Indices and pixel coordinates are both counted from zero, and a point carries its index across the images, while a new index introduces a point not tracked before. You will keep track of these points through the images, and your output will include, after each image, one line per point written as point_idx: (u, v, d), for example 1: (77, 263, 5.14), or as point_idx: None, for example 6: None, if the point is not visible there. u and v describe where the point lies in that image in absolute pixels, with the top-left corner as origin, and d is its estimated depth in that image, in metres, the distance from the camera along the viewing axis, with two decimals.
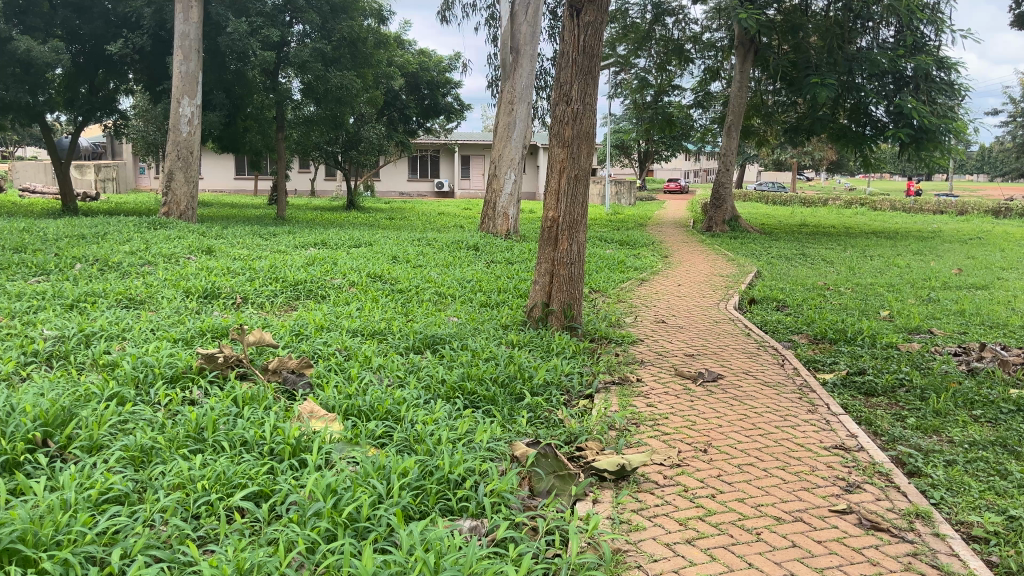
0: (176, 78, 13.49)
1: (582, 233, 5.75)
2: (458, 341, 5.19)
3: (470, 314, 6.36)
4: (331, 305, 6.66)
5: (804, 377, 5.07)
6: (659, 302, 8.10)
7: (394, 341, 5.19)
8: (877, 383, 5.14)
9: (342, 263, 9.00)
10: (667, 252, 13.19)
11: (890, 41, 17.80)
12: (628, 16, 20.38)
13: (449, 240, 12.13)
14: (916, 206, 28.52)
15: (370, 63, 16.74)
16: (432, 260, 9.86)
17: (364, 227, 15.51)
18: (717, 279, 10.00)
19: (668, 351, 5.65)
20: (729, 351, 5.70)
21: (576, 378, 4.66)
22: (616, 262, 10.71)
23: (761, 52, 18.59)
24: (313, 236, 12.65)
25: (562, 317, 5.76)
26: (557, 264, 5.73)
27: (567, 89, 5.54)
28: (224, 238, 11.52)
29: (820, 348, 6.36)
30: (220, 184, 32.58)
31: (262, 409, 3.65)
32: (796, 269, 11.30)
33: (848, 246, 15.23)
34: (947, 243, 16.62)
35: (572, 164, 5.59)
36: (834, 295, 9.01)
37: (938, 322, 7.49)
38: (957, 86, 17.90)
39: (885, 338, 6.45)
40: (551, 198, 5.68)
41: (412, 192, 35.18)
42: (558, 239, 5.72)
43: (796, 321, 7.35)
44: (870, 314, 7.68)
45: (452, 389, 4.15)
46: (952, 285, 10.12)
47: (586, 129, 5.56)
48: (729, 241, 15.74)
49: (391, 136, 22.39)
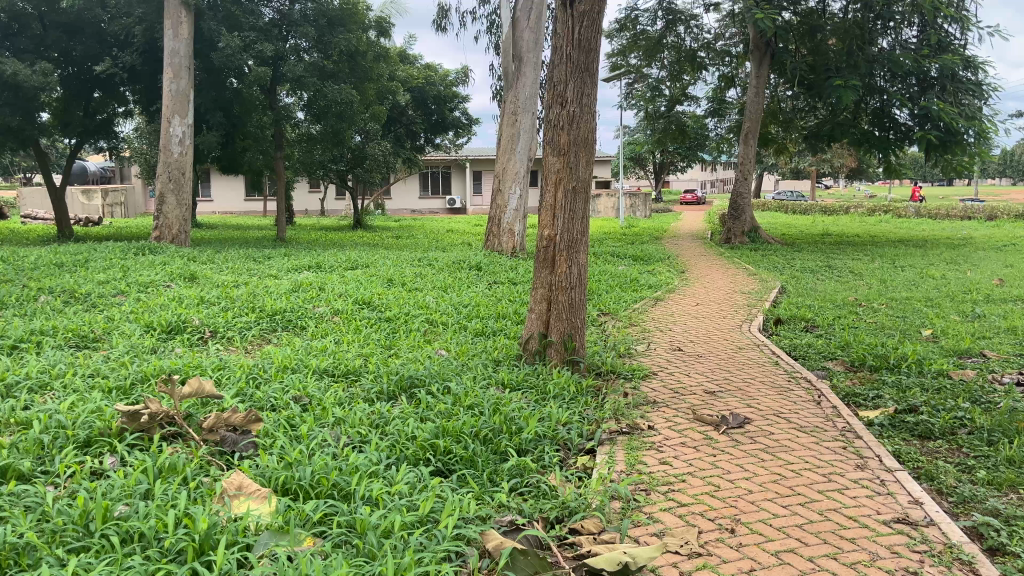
0: (166, 97, 12.98)
1: (583, 253, 5.01)
2: (439, 383, 4.46)
3: (460, 347, 5.65)
4: (307, 339, 5.97)
5: (846, 419, 4.29)
6: (675, 326, 7.34)
7: (366, 385, 4.48)
8: (933, 424, 4.35)
9: (330, 289, 8.33)
10: (683, 266, 12.43)
11: (913, 41, 16.97)
12: (638, 23, 19.61)
13: (452, 259, 11.46)
14: (943, 213, 27.53)
15: (370, 77, 16.17)
16: (430, 283, 9.17)
17: (366, 247, 14.90)
18: (738, 297, 9.25)
19: (686, 387, 4.90)
20: (756, 387, 4.93)
21: (576, 427, 3.93)
22: (628, 280, 9.97)
23: (778, 56, 17.83)
24: (309, 259, 12.04)
25: (563, 350, 5.02)
26: (555, 289, 5.00)
27: (562, 90, 4.84)
28: (215, 263, 10.94)
29: (860, 377, 5.58)
30: (229, 206, 32.23)
31: (179, 484, 2.95)
32: (823, 283, 10.51)
33: (876, 257, 14.42)
34: (980, 251, 15.76)
35: (569, 173, 4.88)
36: (868, 312, 8.23)
37: (990, 343, 6.69)
38: (985, 87, 17.04)
39: (934, 365, 5.65)
40: (546, 215, 4.96)
41: (423, 209, 34.66)
42: (555, 260, 4.99)
43: (829, 345, 6.56)
44: (912, 335, 6.88)
45: (422, 448, 3.43)
46: (995, 298, 9.28)
47: (586, 133, 4.86)
48: (749, 253, 14.97)
49: (398, 153, 21.84)
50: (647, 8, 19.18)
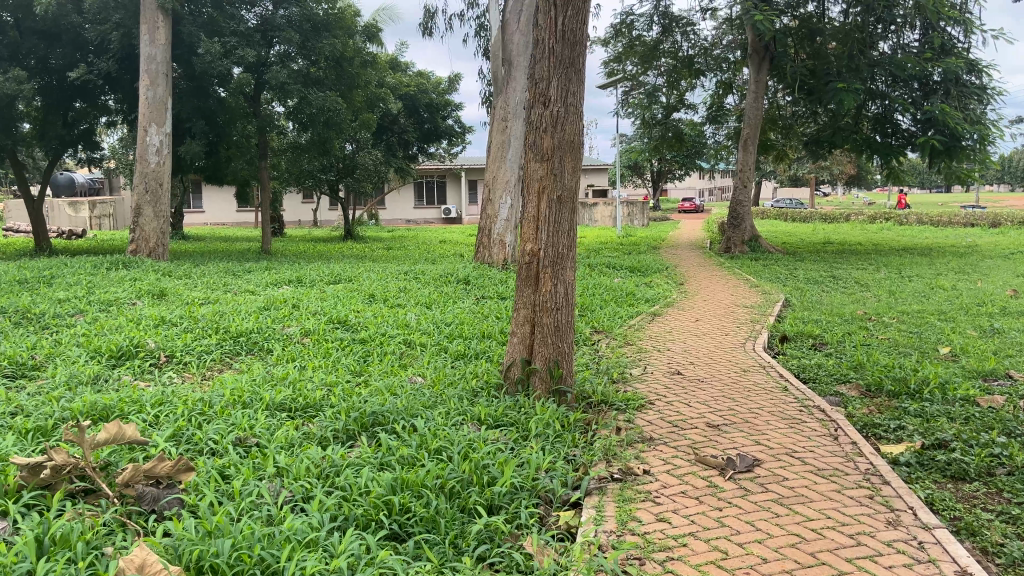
0: (142, 106, 12.49)
1: (570, 270, 4.49)
2: (406, 420, 3.94)
3: (437, 373, 5.12)
4: (268, 365, 5.45)
5: (869, 458, 3.77)
6: (674, 345, 6.82)
7: (323, 423, 3.95)
8: (968, 463, 3.82)
9: (305, 307, 7.80)
10: (682, 278, 11.93)
11: (915, 45, 16.53)
12: (634, 29, 19.13)
13: (440, 272, 10.95)
14: (945, 220, 27.09)
15: (357, 84, 15.73)
16: (413, 299, 8.64)
17: (353, 259, 14.39)
18: (741, 311, 8.74)
19: (687, 420, 4.37)
20: (765, 418, 4.42)
21: (559, 473, 3.40)
22: (624, 293, 9.45)
23: (777, 60, 17.30)
24: (291, 272, 11.54)
25: (548, 378, 4.48)
26: (540, 310, 4.46)
27: (545, 88, 4.33)
28: (190, 279, 10.42)
29: (878, 406, 5.04)
30: (221, 217, 31.74)
31: (69, 563, 2.42)
32: (829, 295, 10.01)
33: (881, 266, 13.94)
34: (988, 259, 15.25)
35: (554, 179, 4.36)
36: (878, 327, 7.73)
37: (1013, 362, 6.18)
38: (990, 91, 16.57)
39: (959, 391, 5.11)
40: (529, 227, 4.44)
41: (418, 219, 34.15)
42: (539, 278, 4.46)
43: (840, 366, 6.02)
44: (929, 354, 6.37)
45: (375, 507, 2.91)
46: (1011, 310, 8.76)
47: (571, 135, 4.36)
48: (750, 263, 14.49)
49: (389, 162, 21.38)
50: (644, 13, 18.71)
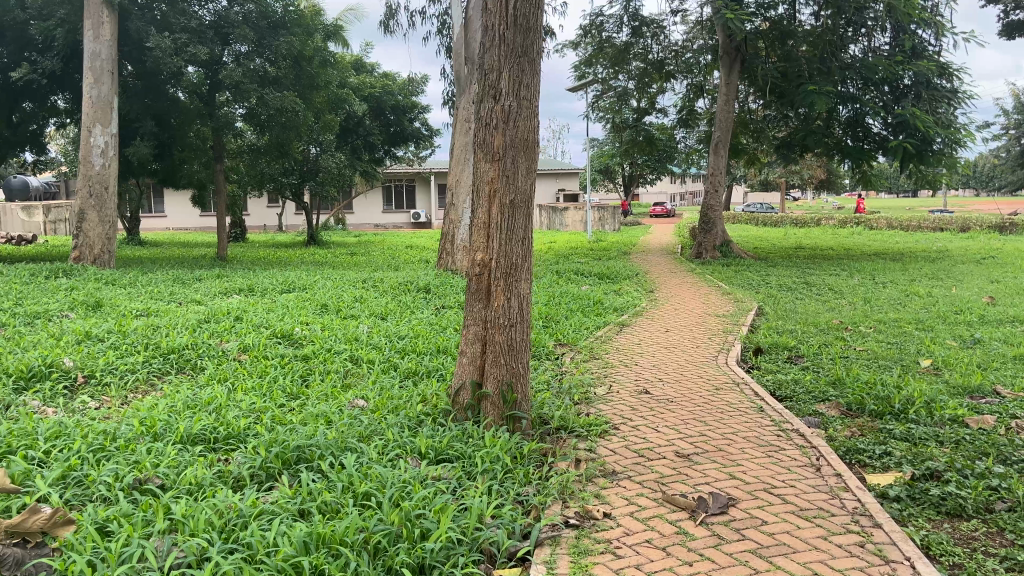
0: (86, 105, 11.87)
1: (524, 282, 4.04)
2: (335, 455, 3.46)
3: (381, 396, 4.65)
4: (195, 387, 4.94)
5: (856, 494, 3.36)
6: (642, 358, 6.41)
7: (241, 459, 3.46)
8: (965, 498, 3.42)
9: (249, 319, 7.28)
10: (652, 285, 11.54)
11: (885, 48, 16.37)
12: (604, 30, 18.74)
13: (399, 280, 10.46)
14: (914, 224, 27.10)
15: (317, 84, 15.20)
16: (368, 310, 8.14)
17: (312, 266, 13.85)
18: (712, 320, 8.36)
19: (656, 449, 3.94)
20: (739, 446, 4.00)
21: (507, 520, 2.94)
22: (590, 302, 9.03)
23: (749, 62, 17.04)
24: (244, 280, 10.99)
25: (501, 402, 4.01)
26: (491, 327, 3.99)
27: (495, 79, 3.88)
28: (132, 288, 9.81)
29: (861, 428, 4.66)
30: (184, 222, 30.91)
31: None
32: (803, 303, 9.68)
33: (853, 271, 13.71)
34: (959, 264, 15.11)
35: (506, 179, 3.91)
36: (856, 338, 7.39)
37: (998, 376, 5.85)
38: (960, 95, 16.46)
39: (947, 410, 4.74)
40: (479, 235, 3.97)
41: (387, 224, 33.50)
42: (490, 292, 3.99)
43: (818, 383, 5.64)
44: (910, 367, 6.02)
45: (281, 572, 2.43)
46: (989, 319, 8.48)
47: (525, 133, 3.91)
48: (721, 269, 14.16)
49: (353, 165, 20.82)
50: (613, 14, 18.37)
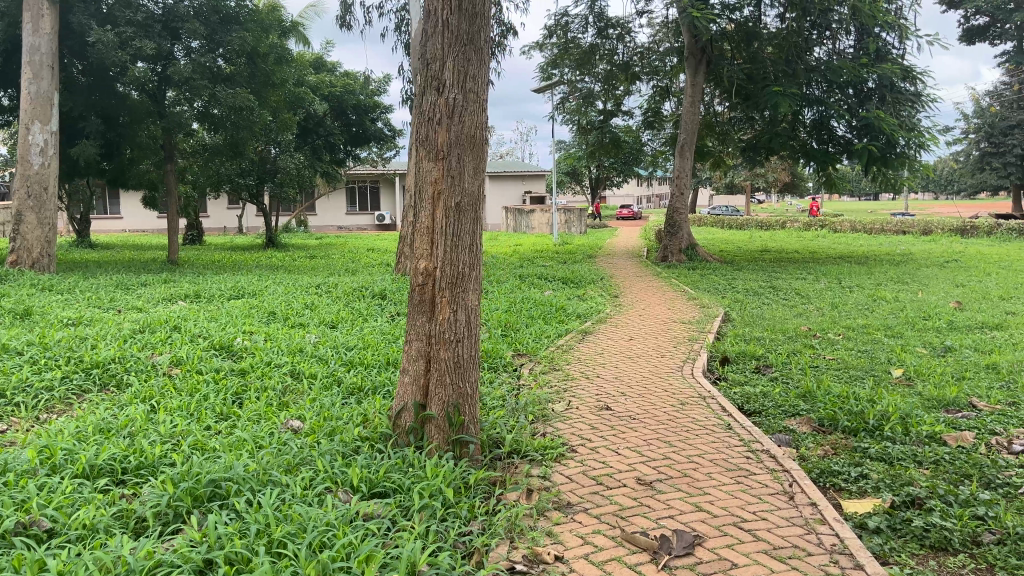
0: (24, 101, 11.26)
1: (472, 292, 3.67)
2: (256, 491, 3.05)
3: (320, 418, 4.27)
4: (114, 407, 4.50)
5: (833, 528, 3.06)
6: (605, 369, 6.09)
7: (145, 495, 3.05)
8: (950, 530, 3.14)
9: (187, 329, 6.81)
10: (617, 290, 11.25)
11: (849, 51, 16.31)
12: (569, 30, 18.49)
13: (354, 285, 10.03)
14: (877, 227, 27.25)
15: (272, 82, 14.70)
16: (318, 318, 7.70)
17: (267, 269, 13.36)
18: (678, 327, 8.09)
19: (616, 476, 3.60)
20: (706, 470, 3.68)
21: (444, 569, 2.57)
22: (553, 309, 8.69)
23: (714, 64, 16.96)
24: (192, 285, 10.48)
25: (447, 425, 3.64)
26: (435, 342, 3.62)
27: (437, 70, 3.51)
28: (70, 294, 9.26)
29: (834, 447, 4.38)
30: (140, 224, 30.03)
31: None
32: (770, 309, 9.45)
33: (819, 275, 13.58)
34: (923, 267, 15.08)
35: (451, 180, 3.54)
36: (825, 346, 7.15)
37: (972, 386, 5.63)
38: (924, 98, 16.47)
39: (923, 427, 4.48)
40: (422, 242, 3.60)
41: (350, 226, 32.84)
42: (435, 303, 3.62)
43: (787, 396, 5.35)
44: (883, 378, 5.78)
45: None
46: (957, 325, 8.32)
47: (471, 129, 3.56)
48: (687, 272, 13.93)
49: (313, 165, 20.28)
50: (578, 14, 18.06)
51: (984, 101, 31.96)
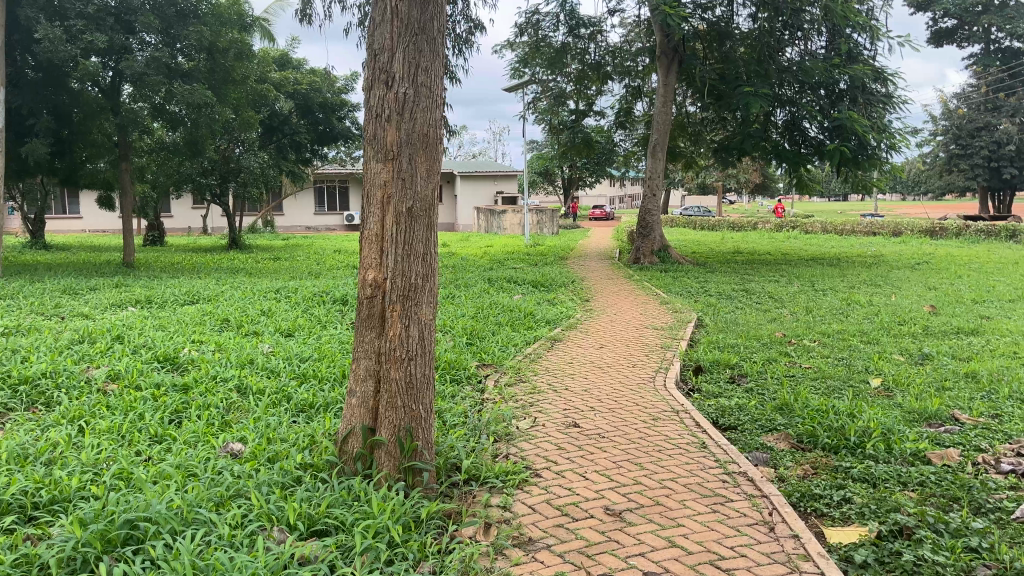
0: None
1: (426, 304, 3.36)
2: (177, 534, 2.71)
3: (262, 442, 3.93)
4: (37, 429, 4.12)
5: (818, 565, 2.79)
6: (573, 381, 5.80)
7: (51, 539, 2.69)
8: (943, 565, 2.88)
9: (131, 339, 6.41)
10: (588, 293, 10.99)
11: (821, 52, 16.20)
12: (540, 29, 18.09)
13: (315, 290, 9.65)
14: (848, 228, 27.31)
15: (232, 79, 14.24)
16: (273, 326, 7.34)
17: (228, 273, 12.94)
18: (650, 334, 7.84)
19: (582, 505, 3.31)
20: (680, 498, 3.40)
21: None
22: (521, 314, 8.39)
23: (686, 63, 16.69)
24: (145, 289, 10.04)
25: (398, 451, 3.32)
26: (385, 360, 3.30)
27: (386, 61, 3.19)
28: (13, 300, 8.79)
29: (814, 467, 4.12)
30: (102, 225, 29.30)
31: None
32: (743, 313, 9.23)
33: (792, 278, 13.43)
34: (895, 269, 15.02)
35: (402, 182, 3.22)
36: (801, 354, 6.92)
37: (955, 397, 5.41)
38: (895, 99, 16.43)
39: (906, 444, 4.25)
40: (370, 250, 3.28)
41: (319, 226, 32.33)
42: (384, 318, 3.29)
43: (764, 410, 5.10)
44: (862, 390, 5.54)
45: None
46: (933, 330, 8.14)
47: (424, 126, 3.24)
48: (659, 275, 13.72)
49: (278, 164, 19.79)
50: (549, 12, 17.72)
51: (952, 103, 32.23)
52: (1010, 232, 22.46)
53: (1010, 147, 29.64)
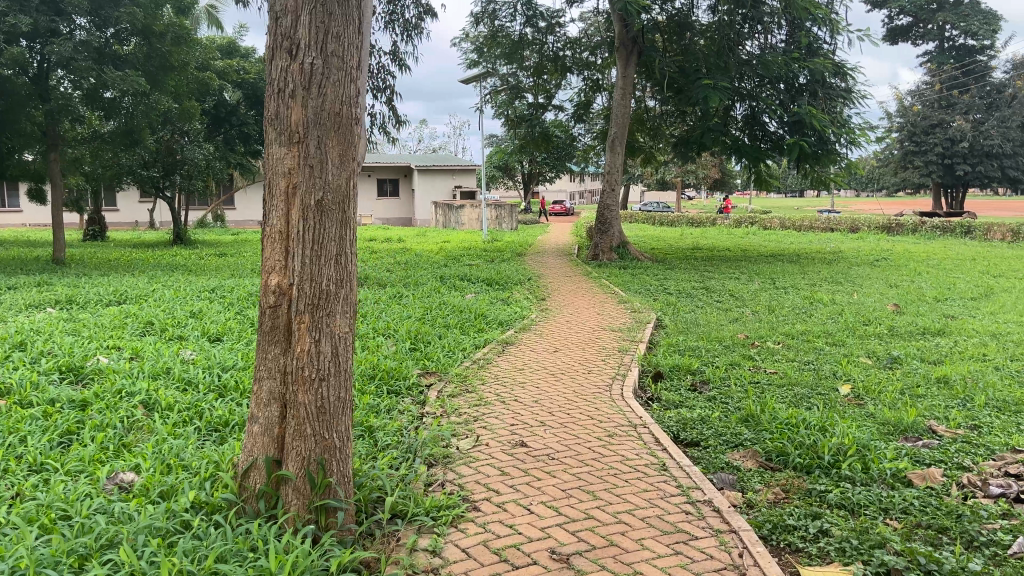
0: None
1: (340, 313, 2.85)
2: None
3: (155, 473, 3.36)
4: None
5: None
6: (524, 389, 5.32)
7: None
8: None
9: (35, 346, 5.76)
10: (544, 292, 10.56)
11: (780, 46, 15.96)
12: (497, 19, 17.53)
13: (254, 290, 9.03)
14: (806, 224, 27.38)
15: (171, 65, 13.45)
16: (201, 330, 6.74)
17: (166, 270, 12.23)
18: (607, 336, 7.41)
19: (524, 548, 2.83)
20: (638, 536, 2.96)
21: None
22: (472, 315, 7.89)
23: (645, 55, 16.29)
24: (69, 289, 9.33)
25: (308, 488, 2.80)
26: (292, 379, 2.80)
27: (290, 27, 2.68)
28: None
29: (785, 490, 3.72)
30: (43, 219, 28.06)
31: None
32: (704, 313, 8.87)
33: (753, 275, 13.16)
34: (855, 266, 14.86)
35: (309, 168, 2.71)
36: (765, 358, 6.55)
37: (930, 407, 5.06)
38: (854, 94, 16.30)
39: (884, 463, 3.87)
40: (274, 249, 2.77)
41: None
42: (291, 331, 2.79)
43: (727, 423, 4.70)
44: (832, 401, 5.18)
45: None
46: (899, 331, 7.87)
47: (336, 103, 2.73)
48: (617, 272, 13.35)
49: (224, 156, 18.97)
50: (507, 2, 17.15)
51: (907, 100, 32.49)
52: (964, 228, 22.63)
53: (963, 144, 29.95)
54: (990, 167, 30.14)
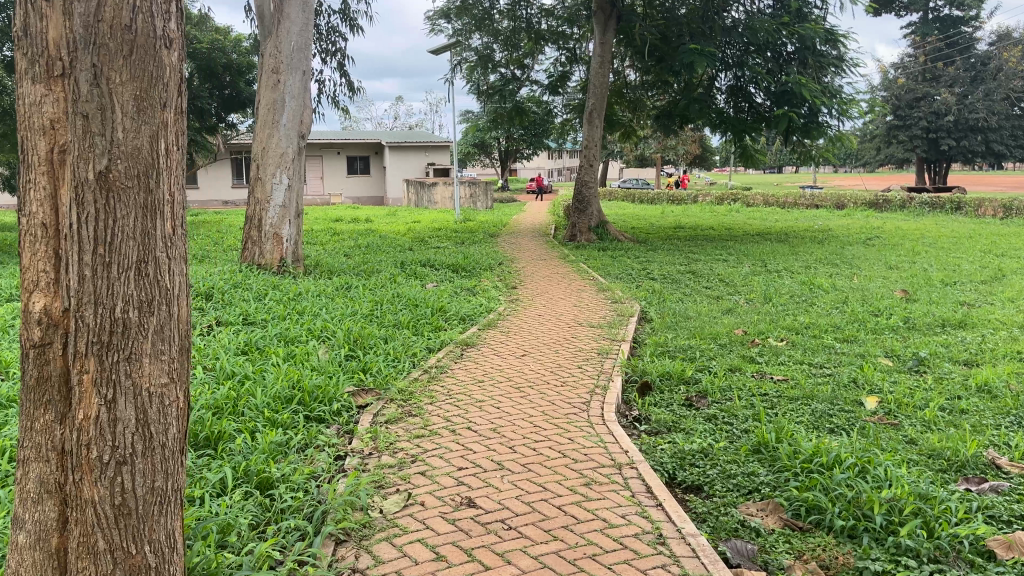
0: None
1: (158, 358, 1.78)
2: None
3: None
4: None
5: None
6: (482, 411, 4.26)
7: None
8: None
9: None
10: (514, 279, 9.48)
11: (767, 12, 14.88)
12: None
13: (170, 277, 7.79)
14: (790, 201, 26.50)
15: None
16: None
17: None
18: (585, 334, 6.39)
19: None
20: None
21: None
22: (428, 310, 6.80)
23: (624, 20, 15.09)
24: None
25: None
26: (71, 462, 1.72)
27: None
28: None
29: (824, 567, 2.72)
30: None
31: None
32: (693, 303, 7.86)
33: (741, 256, 12.18)
34: (847, 246, 13.94)
35: (83, 115, 1.65)
36: (771, 362, 5.55)
37: (983, 430, 4.07)
38: (846, 62, 15.32)
39: (955, 526, 2.88)
40: (35, 250, 1.68)
41: (237, 201, 28.29)
42: (67, 385, 1.70)
43: (736, 458, 3.67)
44: (862, 424, 4.18)
45: None
46: (917, 323, 6.91)
47: (125, 9, 1.66)
48: (595, 254, 12.34)
49: None
50: None
51: (891, 73, 31.53)
52: (954, 204, 21.82)
53: (948, 118, 29.12)
54: (974, 141, 29.34)
